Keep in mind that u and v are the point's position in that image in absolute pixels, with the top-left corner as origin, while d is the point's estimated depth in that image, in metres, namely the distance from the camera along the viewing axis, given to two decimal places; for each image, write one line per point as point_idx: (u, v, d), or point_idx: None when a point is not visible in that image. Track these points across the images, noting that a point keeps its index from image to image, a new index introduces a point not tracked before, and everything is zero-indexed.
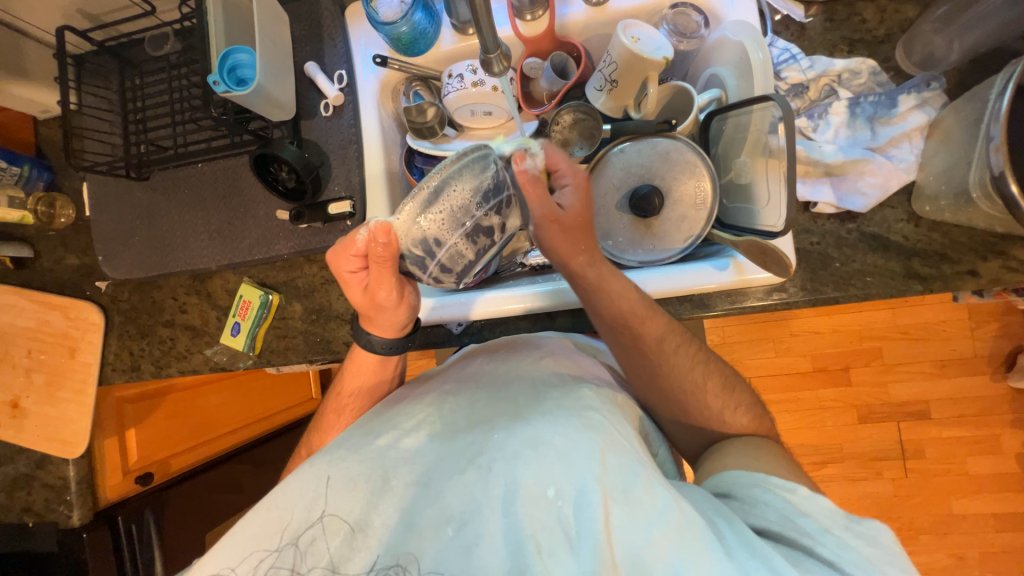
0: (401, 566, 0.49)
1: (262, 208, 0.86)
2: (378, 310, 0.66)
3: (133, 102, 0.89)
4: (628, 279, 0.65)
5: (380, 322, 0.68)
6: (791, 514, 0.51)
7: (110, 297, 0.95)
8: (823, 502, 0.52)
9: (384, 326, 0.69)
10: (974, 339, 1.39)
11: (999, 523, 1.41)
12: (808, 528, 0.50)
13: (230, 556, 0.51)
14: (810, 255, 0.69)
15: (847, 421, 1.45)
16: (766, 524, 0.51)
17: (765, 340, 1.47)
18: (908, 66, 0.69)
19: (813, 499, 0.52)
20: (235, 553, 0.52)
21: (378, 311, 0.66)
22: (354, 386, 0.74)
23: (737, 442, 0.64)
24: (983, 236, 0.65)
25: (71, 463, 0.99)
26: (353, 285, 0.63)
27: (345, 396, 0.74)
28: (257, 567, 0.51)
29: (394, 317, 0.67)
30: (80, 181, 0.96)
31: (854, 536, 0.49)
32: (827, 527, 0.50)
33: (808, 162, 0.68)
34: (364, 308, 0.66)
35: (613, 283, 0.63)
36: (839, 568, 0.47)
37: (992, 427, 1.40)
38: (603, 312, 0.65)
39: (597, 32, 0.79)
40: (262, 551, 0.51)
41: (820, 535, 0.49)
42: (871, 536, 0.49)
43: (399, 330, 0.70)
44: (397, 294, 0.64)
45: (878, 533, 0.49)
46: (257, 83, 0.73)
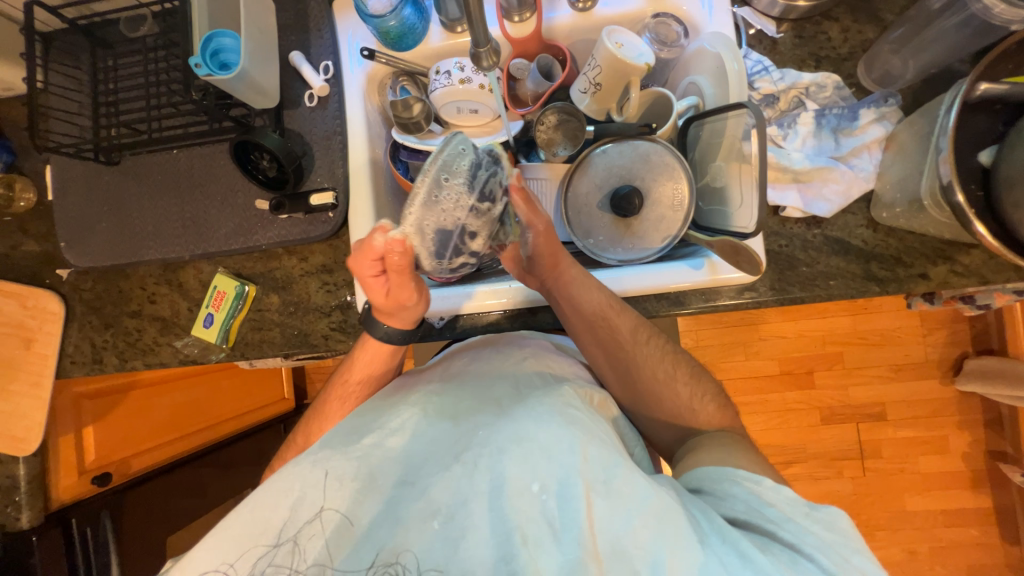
0: (399, 565, 0.48)
1: (240, 197, 0.84)
2: (399, 308, 0.66)
3: (105, 83, 0.86)
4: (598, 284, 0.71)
5: (399, 320, 0.69)
6: (758, 506, 0.53)
7: (72, 286, 0.91)
8: (786, 492, 0.54)
9: (404, 321, 0.69)
10: (925, 345, 1.48)
11: (947, 519, 1.50)
12: (772, 517, 0.52)
13: (221, 554, 0.50)
14: (779, 257, 0.73)
15: (811, 422, 1.52)
16: (736, 514, 0.53)
17: (736, 344, 1.52)
18: (868, 83, 0.74)
19: (778, 490, 0.54)
20: (228, 551, 0.50)
21: (400, 310, 0.67)
22: (359, 376, 0.73)
23: (713, 436, 0.66)
24: (933, 242, 0.70)
25: (22, 462, 0.93)
26: (376, 289, 0.63)
27: (353, 382, 0.73)
28: (254, 564, 0.49)
29: (416, 312, 0.68)
30: (43, 163, 0.91)
31: (813, 521, 0.51)
32: (790, 516, 0.52)
33: (779, 168, 0.71)
34: (383, 308, 0.66)
35: (580, 280, 0.70)
36: (798, 550, 0.49)
37: (941, 427, 1.49)
38: (571, 315, 0.71)
39: (582, 37, 0.81)
40: (256, 550, 0.50)
41: (783, 522, 0.51)
42: (827, 522, 0.51)
43: (416, 323, 0.71)
44: (419, 291, 0.65)
45: (836, 518, 0.52)
46: (241, 68, 0.72)
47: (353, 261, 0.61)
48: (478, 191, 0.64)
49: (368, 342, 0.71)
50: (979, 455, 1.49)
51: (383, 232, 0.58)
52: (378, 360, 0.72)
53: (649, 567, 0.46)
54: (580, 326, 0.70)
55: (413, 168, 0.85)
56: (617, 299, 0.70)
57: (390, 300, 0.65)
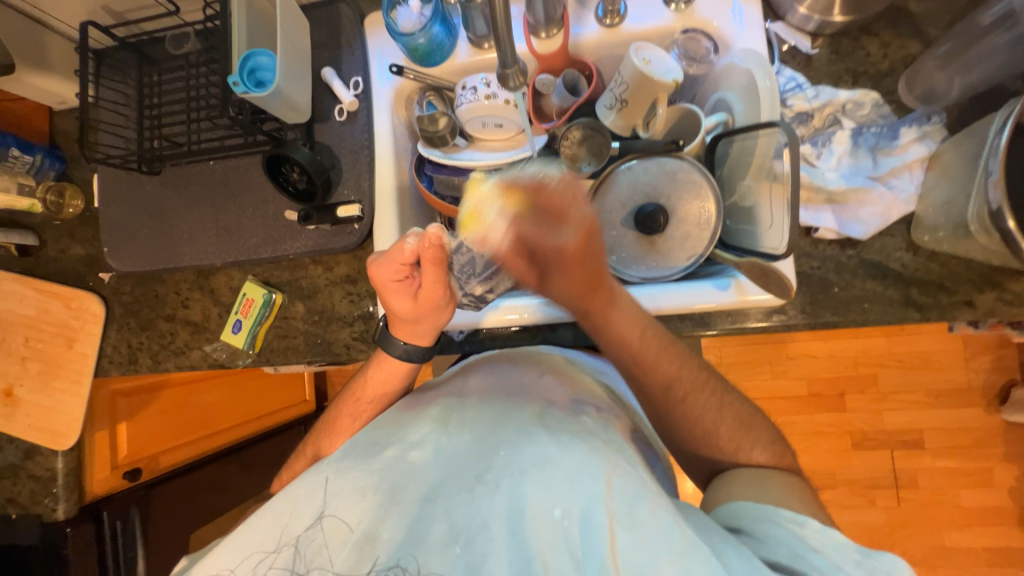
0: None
1: (271, 207, 0.87)
2: (425, 313, 0.66)
3: (150, 98, 0.90)
4: (642, 317, 0.65)
5: (424, 327, 0.68)
6: (801, 550, 0.50)
7: (112, 289, 0.95)
8: (835, 536, 0.50)
9: (424, 333, 0.70)
10: (968, 370, 1.40)
11: (990, 557, 1.40)
12: (821, 566, 0.48)
13: (229, 560, 0.50)
14: (811, 279, 0.70)
15: (842, 447, 1.45)
16: (777, 557, 0.50)
17: (761, 362, 1.47)
18: (910, 100, 0.71)
19: (823, 533, 0.51)
20: (235, 559, 0.50)
21: (431, 313, 0.67)
22: (371, 394, 0.73)
23: (747, 472, 0.63)
24: (981, 268, 0.66)
25: (60, 456, 0.97)
26: (404, 292, 0.64)
27: (364, 402, 0.73)
28: (257, 569, 0.50)
29: (443, 315, 0.68)
30: (91, 172, 0.97)
31: (866, 571, 0.47)
32: (839, 564, 0.48)
33: (811, 188, 0.70)
34: (410, 316, 0.66)
35: (615, 323, 0.64)
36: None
37: (984, 459, 1.40)
38: (618, 347, 0.65)
39: (609, 52, 0.81)
40: (258, 555, 0.50)
41: (833, 572, 0.48)
42: (885, 573, 0.47)
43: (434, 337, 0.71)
44: (450, 292, 0.66)
45: (895, 568, 0.47)
46: (276, 86, 0.74)
47: (377, 267, 0.63)
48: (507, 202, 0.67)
49: (384, 360, 0.72)
50: None
51: (414, 235, 0.61)
52: (393, 376, 0.73)
53: None
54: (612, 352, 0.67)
55: (438, 182, 0.85)
56: (667, 335, 0.66)
57: (419, 304, 0.65)
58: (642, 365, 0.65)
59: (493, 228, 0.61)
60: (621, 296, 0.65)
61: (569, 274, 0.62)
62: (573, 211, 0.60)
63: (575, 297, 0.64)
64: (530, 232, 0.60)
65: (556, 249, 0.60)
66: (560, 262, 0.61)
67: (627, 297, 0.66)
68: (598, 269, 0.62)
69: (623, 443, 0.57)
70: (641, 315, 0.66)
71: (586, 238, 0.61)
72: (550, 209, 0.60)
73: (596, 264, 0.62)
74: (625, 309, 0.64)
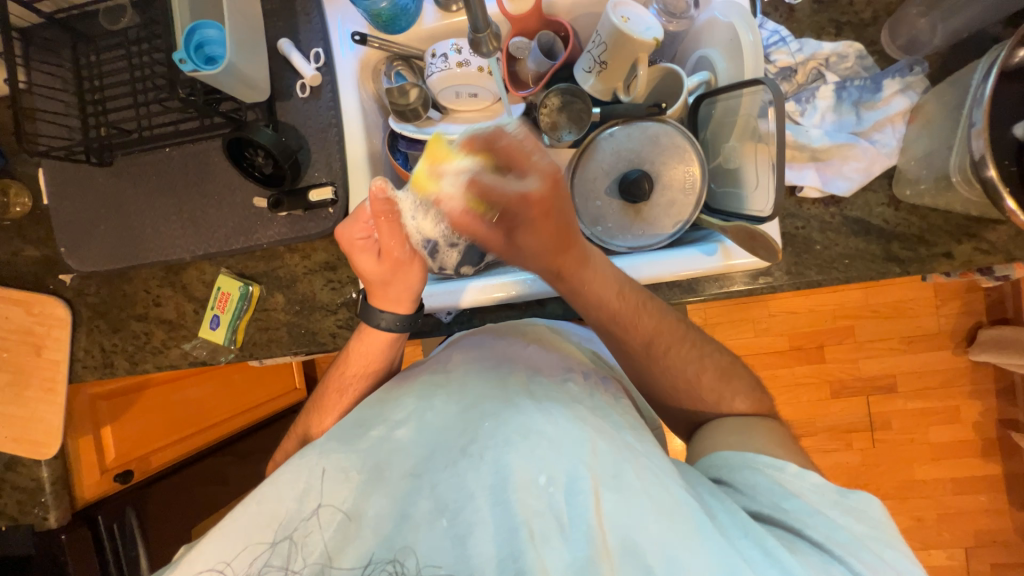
0: (399, 562, 0.47)
1: (237, 194, 0.82)
2: (394, 274, 0.65)
3: (90, 81, 0.83)
4: (615, 272, 0.63)
5: (394, 290, 0.67)
6: (781, 498, 0.51)
7: (76, 291, 0.90)
8: (813, 479, 0.52)
9: (398, 298, 0.68)
10: (939, 316, 1.46)
11: (956, 487, 1.51)
12: (798, 510, 0.50)
13: (218, 552, 0.50)
14: (795, 239, 0.70)
15: (821, 396, 1.51)
16: (759, 507, 0.51)
17: (745, 321, 1.51)
18: (892, 50, 0.70)
19: (802, 477, 0.52)
20: (225, 551, 0.50)
21: (395, 273, 0.65)
22: (355, 368, 0.71)
23: (728, 422, 0.63)
24: (958, 218, 0.67)
25: (44, 465, 0.94)
26: (365, 251, 0.63)
27: (349, 376, 0.71)
28: (252, 563, 0.49)
29: (417, 274, 0.66)
30: (35, 166, 0.89)
31: (842, 512, 0.50)
32: (817, 506, 0.50)
33: (795, 146, 0.69)
34: (377, 277, 0.65)
35: (588, 288, 0.61)
36: (825, 548, 0.47)
37: (952, 398, 1.49)
38: (593, 306, 0.63)
39: (585, 11, 0.77)
40: (252, 548, 0.50)
41: (810, 516, 0.50)
42: (859, 511, 0.50)
43: (411, 303, 0.69)
44: (410, 249, 0.64)
45: (866, 506, 0.50)
46: (229, 62, 0.68)
47: (342, 228, 0.63)
48: None
49: (367, 332, 0.70)
50: (989, 424, 1.49)
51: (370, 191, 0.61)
52: (376, 351, 0.71)
53: (663, 565, 0.44)
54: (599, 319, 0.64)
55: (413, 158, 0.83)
56: (643, 290, 0.65)
57: (383, 262, 0.64)
58: (631, 328, 0.64)
59: (446, 192, 0.58)
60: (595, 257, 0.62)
61: (541, 230, 0.57)
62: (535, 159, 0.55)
63: (544, 253, 0.59)
64: (489, 176, 0.55)
65: (518, 201, 0.55)
66: (525, 215, 0.56)
67: (600, 256, 0.63)
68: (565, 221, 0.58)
69: (610, 406, 0.57)
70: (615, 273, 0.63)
71: (552, 186, 0.56)
72: (510, 158, 0.56)
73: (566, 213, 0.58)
74: (598, 266, 0.61)
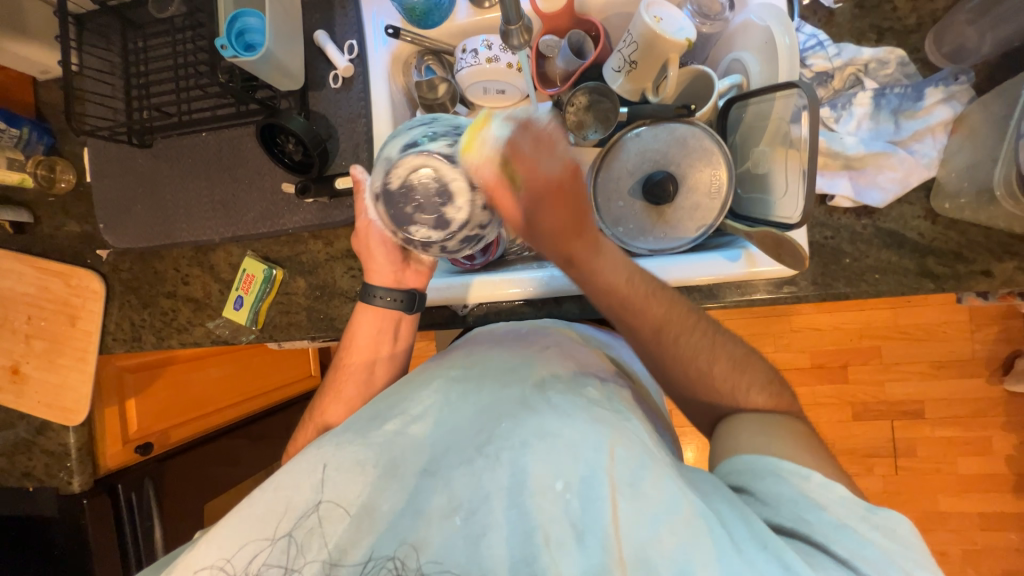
0: (400, 560, 0.46)
1: (267, 180, 0.85)
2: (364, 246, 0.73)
3: (137, 66, 0.86)
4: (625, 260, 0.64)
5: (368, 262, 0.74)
6: (804, 508, 0.48)
7: (111, 267, 0.94)
8: (839, 490, 0.49)
9: (378, 271, 0.73)
10: (973, 341, 1.39)
11: (984, 522, 1.44)
12: (823, 524, 0.47)
13: (223, 549, 0.48)
14: (823, 249, 0.68)
15: (842, 417, 1.46)
16: (780, 520, 0.48)
17: (765, 335, 1.47)
18: (937, 58, 0.67)
19: (827, 488, 0.49)
20: (228, 544, 0.49)
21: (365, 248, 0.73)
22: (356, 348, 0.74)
23: (750, 416, 0.60)
24: (1000, 236, 0.64)
25: (72, 431, 0.98)
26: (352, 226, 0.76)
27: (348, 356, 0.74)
28: (255, 558, 0.48)
29: (380, 240, 0.71)
30: (80, 145, 0.94)
31: (872, 528, 0.46)
32: (845, 521, 0.47)
33: (828, 153, 0.67)
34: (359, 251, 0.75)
35: (601, 267, 0.62)
36: (852, 567, 0.44)
37: (984, 428, 1.41)
38: (601, 292, 0.63)
39: (618, 10, 0.77)
40: (255, 543, 0.48)
41: (835, 530, 0.46)
42: (888, 528, 0.46)
43: (390, 276, 0.73)
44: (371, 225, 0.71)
45: (897, 523, 0.47)
46: (266, 50, 0.71)
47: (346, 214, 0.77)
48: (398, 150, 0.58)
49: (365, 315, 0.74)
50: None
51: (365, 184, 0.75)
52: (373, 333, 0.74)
53: None
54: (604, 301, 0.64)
55: None
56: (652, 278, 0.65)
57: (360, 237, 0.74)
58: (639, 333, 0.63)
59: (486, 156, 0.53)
60: (605, 245, 0.63)
61: (559, 216, 0.58)
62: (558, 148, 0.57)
63: (560, 237, 0.60)
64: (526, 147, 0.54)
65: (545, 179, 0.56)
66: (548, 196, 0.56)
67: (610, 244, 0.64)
68: (582, 208, 0.60)
69: (629, 412, 0.55)
70: (625, 261, 0.64)
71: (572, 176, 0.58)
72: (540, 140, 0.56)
73: (581, 202, 0.59)
74: (612, 255, 0.62)
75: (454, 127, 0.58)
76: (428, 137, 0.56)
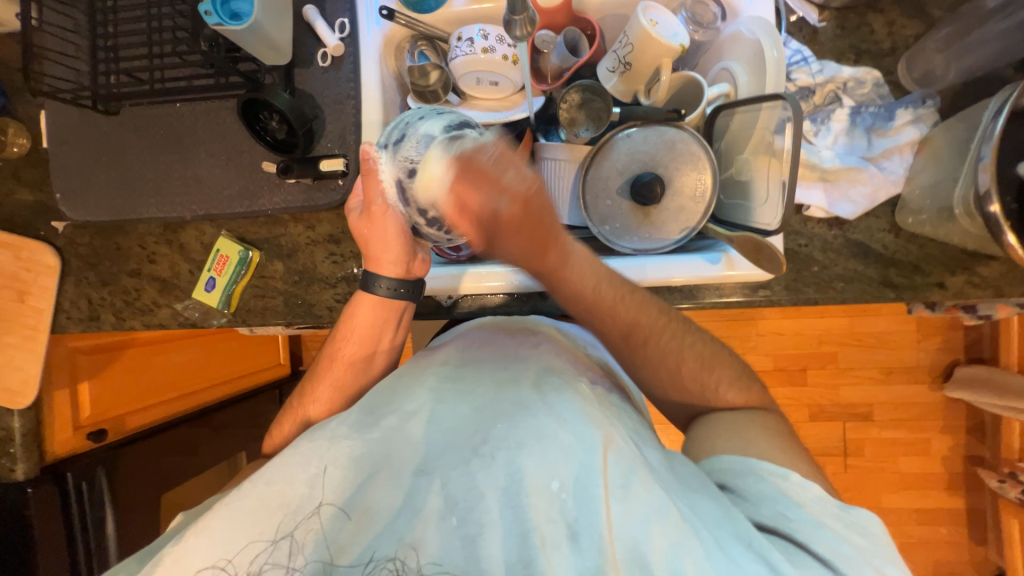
0: (400, 561, 0.46)
1: (246, 157, 0.81)
2: (371, 226, 0.68)
3: (105, 26, 0.81)
4: (596, 266, 0.62)
5: (371, 248, 0.69)
6: (785, 507, 0.50)
7: (68, 240, 0.88)
8: (814, 490, 0.51)
9: (382, 257, 0.69)
10: (920, 350, 1.50)
11: (920, 517, 1.55)
12: (802, 522, 0.48)
13: (220, 549, 0.47)
14: (797, 256, 0.72)
15: (800, 418, 1.54)
16: (761, 518, 0.49)
17: (734, 338, 1.53)
18: (908, 82, 0.72)
19: (805, 487, 0.51)
20: (223, 545, 0.47)
21: (371, 229, 0.68)
22: (351, 334, 0.71)
23: (728, 415, 0.63)
24: (954, 251, 0.69)
25: (17, 415, 0.91)
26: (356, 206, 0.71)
27: (342, 341, 0.71)
28: (255, 559, 0.46)
29: (392, 224, 0.67)
30: (36, 108, 0.87)
31: (845, 526, 0.48)
32: (820, 519, 0.49)
33: (807, 165, 0.70)
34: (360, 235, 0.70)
35: (566, 274, 0.60)
36: (831, 566, 0.45)
37: (924, 431, 1.53)
38: (571, 297, 0.63)
39: (613, 11, 0.78)
40: (255, 544, 0.47)
41: (813, 527, 0.48)
42: (859, 526, 0.49)
43: (399, 265, 0.70)
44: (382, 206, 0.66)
45: (865, 522, 0.49)
46: (254, 20, 0.68)
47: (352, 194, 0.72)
48: (403, 137, 0.59)
49: (364, 302, 0.71)
50: (957, 459, 1.53)
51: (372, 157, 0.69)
52: (371, 321, 0.71)
53: None
54: (578, 304, 0.64)
55: None
56: (626, 280, 0.64)
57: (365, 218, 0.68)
58: (609, 330, 0.65)
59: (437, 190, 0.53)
60: (575, 253, 0.60)
61: (514, 243, 0.55)
62: (506, 178, 0.51)
63: (528, 260, 0.58)
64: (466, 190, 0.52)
65: (490, 219, 0.52)
66: (497, 230, 0.53)
67: (582, 252, 0.61)
68: (543, 227, 0.55)
69: (623, 413, 0.56)
70: (596, 265, 0.62)
71: (524, 207, 0.52)
72: (481, 174, 0.51)
73: (544, 222, 0.54)
74: (579, 263, 0.60)
75: (432, 109, 0.60)
76: (420, 118, 0.58)
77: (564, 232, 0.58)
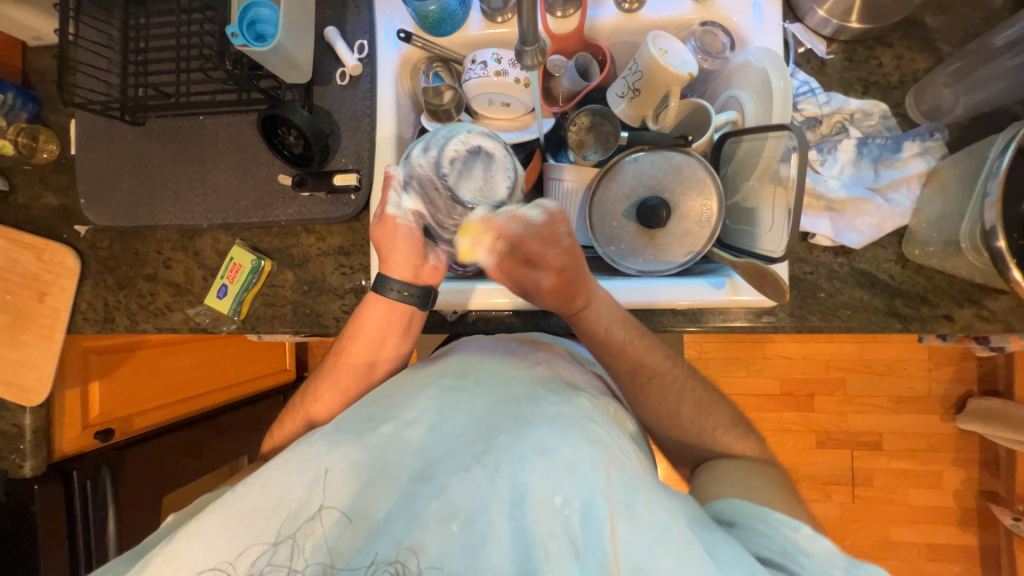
0: (401, 562, 0.46)
1: (263, 170, 0.83)
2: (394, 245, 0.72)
3: (136, 42, 0.84)
4: (617, 310, 0.70)
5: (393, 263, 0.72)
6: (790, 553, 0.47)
7: (89, 244, 0.91)
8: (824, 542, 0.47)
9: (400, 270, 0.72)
10: (931, 379, 1.47)
11: (930, 553, 1.51)
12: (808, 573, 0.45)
13: (218, 552, 0.47)
14: (802, 283, 0.72)
15: (807, 444, 1.52)
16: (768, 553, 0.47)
17: (739, 360, 1.52)
18: (915, 114, 0.72)
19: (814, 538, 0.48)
20: (227, 548, 0.47)
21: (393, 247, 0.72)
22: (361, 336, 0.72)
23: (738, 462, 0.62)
24: (962, 284, 0.69)
25: (29, 412, 0.93)
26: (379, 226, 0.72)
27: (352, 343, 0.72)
28: (255, 562, 0.47)
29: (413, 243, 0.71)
30: (68, 117, 0.91)
31: None
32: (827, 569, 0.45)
33: (813, 194, 0.70)
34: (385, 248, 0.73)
35: (591, 318, 0.69)
36: None
37: (935, 463, 1.49)
38: (591, 338, 0.70)
39: (624, 39, 0.80)
40: (256, 547, 0.47)
41: None
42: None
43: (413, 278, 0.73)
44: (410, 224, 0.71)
45: None
46: (277, 42, 0.71)
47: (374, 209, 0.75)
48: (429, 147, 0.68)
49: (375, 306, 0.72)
50: (971, 494, 1.48)
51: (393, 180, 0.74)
52: (382, 325, 0.72)
53: None
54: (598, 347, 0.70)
55: None
56: (636, 321, 0.70)
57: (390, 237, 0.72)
58: (618, 366, 0.69)
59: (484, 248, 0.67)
60: (598, 299, 0.69)
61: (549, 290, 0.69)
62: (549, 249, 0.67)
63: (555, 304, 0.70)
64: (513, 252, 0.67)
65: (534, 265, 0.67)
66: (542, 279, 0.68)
67: (604, 297, 0.70)
68: (574, 283, 0.68)
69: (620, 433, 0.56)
70: (614, 308, 0.70)
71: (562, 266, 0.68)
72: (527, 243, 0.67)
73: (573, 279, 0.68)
74: (604, 309, 0.69)
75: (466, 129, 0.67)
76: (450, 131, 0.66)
77: (592, 284, 0.69)
